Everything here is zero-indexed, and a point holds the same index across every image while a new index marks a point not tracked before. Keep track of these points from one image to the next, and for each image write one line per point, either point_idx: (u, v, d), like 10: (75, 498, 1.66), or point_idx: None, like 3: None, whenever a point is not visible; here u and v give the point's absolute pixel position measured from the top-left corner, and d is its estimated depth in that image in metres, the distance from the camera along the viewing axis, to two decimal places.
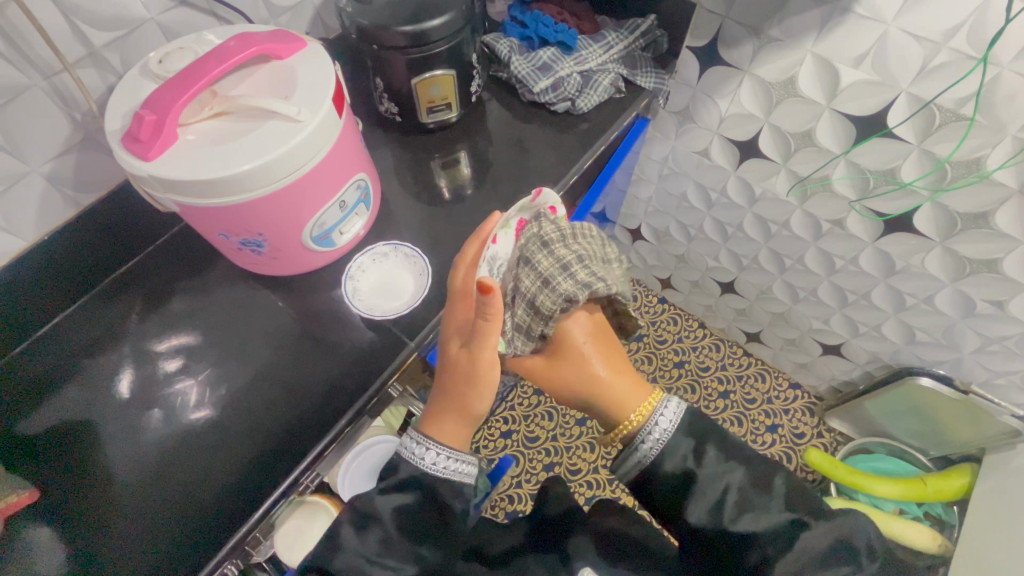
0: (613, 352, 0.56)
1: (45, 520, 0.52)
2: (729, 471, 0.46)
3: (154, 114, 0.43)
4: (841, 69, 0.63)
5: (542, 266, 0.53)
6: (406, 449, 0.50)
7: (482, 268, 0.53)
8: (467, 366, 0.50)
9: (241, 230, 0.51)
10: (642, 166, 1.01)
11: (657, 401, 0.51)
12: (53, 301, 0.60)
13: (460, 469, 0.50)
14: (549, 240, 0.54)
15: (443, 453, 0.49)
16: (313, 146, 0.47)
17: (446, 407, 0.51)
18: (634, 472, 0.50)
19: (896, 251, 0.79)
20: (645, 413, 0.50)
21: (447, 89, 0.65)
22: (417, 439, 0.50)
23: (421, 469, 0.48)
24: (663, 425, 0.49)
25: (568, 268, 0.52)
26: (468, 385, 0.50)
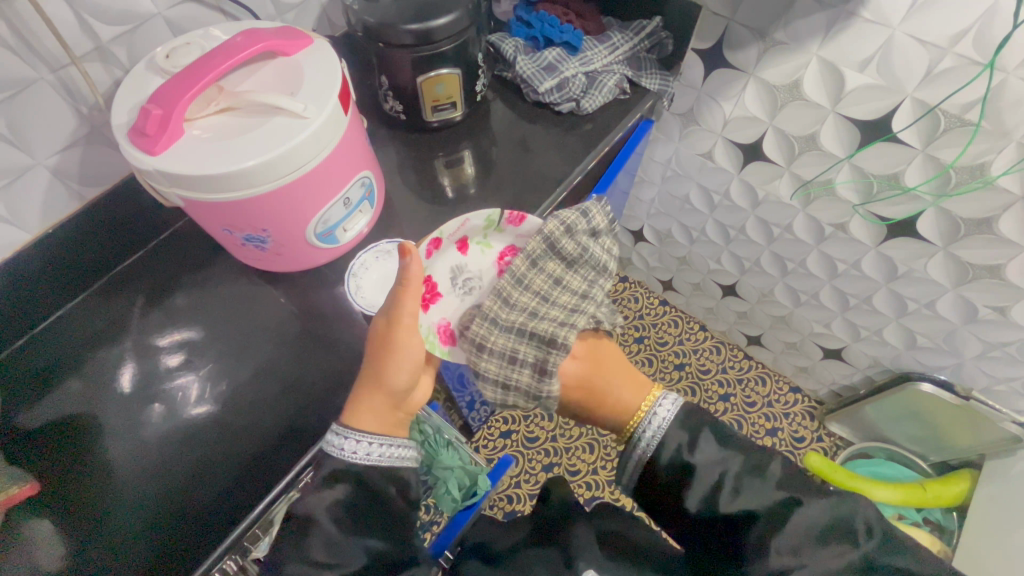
0: (614, 371, 0.57)
1: (45, 512, 0.52)
2: (726, 459, 0.47)
3: (161, 109, 0.44)
4: (847, 74, 0.63)
5: (493, 373, 0.53)
6: (329, 446, 0.48)
7: (433, 265, 0.57)
8: (386, 338, 0.50)
9: (246, 226, 0.51)
10: (645, 168, 1.01)
11: (653, 399, 0.53)
12: (56, 293, 0.61)
13: (382, 454, 0.49)
14: (483, 340, 0.53)
15: (365, 441, 0.48)
16: (318, 142, 0.47)
17: (362, 395, 0.50)
18: (639, 470, 0.51)
19: (899, 256, 0.79)
20: (641, 413, 0.52)
21: (452, 88, 0.65)
22: (336, 431, 0.48)
23: (348, 460, 0.47)
24: (657, 418, 0.51)
25: (524, 334, 0.54)
26: (385, 358, 0.50)
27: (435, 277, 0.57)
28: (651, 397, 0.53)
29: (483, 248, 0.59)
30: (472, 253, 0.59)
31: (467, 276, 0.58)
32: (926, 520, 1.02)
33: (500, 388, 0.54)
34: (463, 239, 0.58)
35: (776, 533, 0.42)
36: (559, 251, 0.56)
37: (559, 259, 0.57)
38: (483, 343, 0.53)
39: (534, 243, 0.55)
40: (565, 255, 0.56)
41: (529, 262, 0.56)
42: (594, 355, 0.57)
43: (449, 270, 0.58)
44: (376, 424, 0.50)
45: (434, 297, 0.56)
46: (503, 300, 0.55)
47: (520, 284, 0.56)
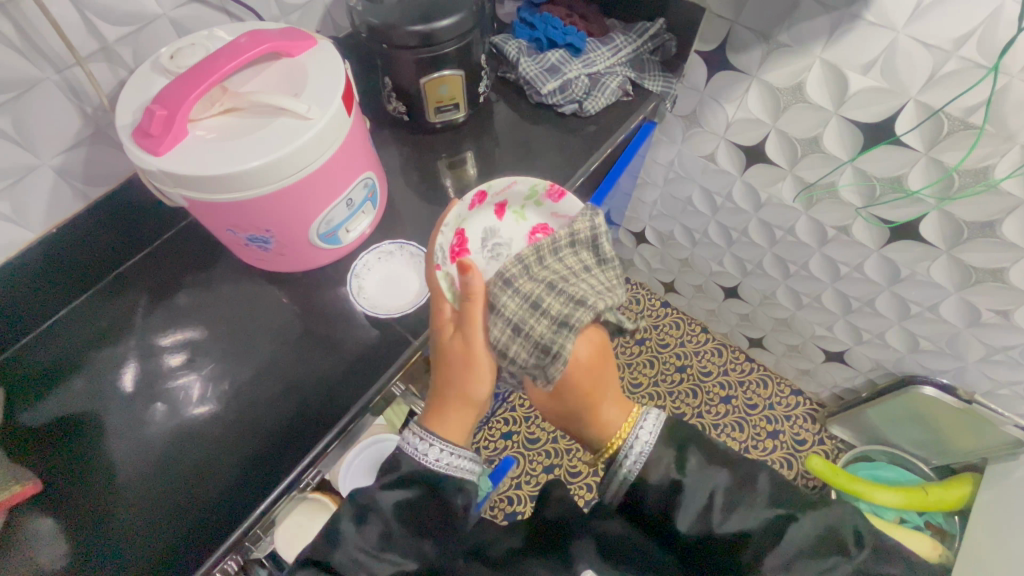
0: (609, 382, 0.54)
1: (48, 511, 0.52)
2: (711, 476, 0.46)
3: (165, 109, 0.44)
4: (850, 76, 0.63)
5: (496, 339, 0.51)
6: (403, 447, 0.50)
7: (469, 219, 0.59)
8: (463, 350, 0.52)
9: (249, 227, 0.51)
10: (647, 169, 1.01)
11: (636, 416, 0.51)
12: (59, 292, 0.61)
13: (460, 466, 0.49)
14: (497, 298, 0.52)
15: (443, 449, 0.49)
16: (321, 144, 0.47)
17: (446, 403, 0.52)
18: (623, 489, 0.50)
19: (901, 259, 0.79)
20: (624, 431, 0.50)
21: (455, 89, 0.65)
22: (414, 432, 0.50)
23: (425, 466, 0.48)
24: (642, 437, 0.49)
25: (524, 328, 0.51)
26: (464, 371, 0.52)
27: (468, 234, 0.59)
28: (634, 414, 0.52)
29: (520, 219, 0.62)
30: (508, 219, 0.62)
31: (499, 238, 0.60)
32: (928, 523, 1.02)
33: (496, 356, 0.51)
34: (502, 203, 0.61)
35: (777, 534, 0.42)
36: (596, 249, 0.57)
37: (592, 255, 0.57)
38: (500, 294, 0.52)
39: (561, 233, 0.56)
40: (600, 251, 0.56)
41: (559, 244, 0.56)
42: (600, 355, 0.54)
43: (483, 232, 0.60)
44: (456, 434, 0.51)
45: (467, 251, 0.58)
46: (525, 270, 0.54)
47: (527, 274, 0.54)
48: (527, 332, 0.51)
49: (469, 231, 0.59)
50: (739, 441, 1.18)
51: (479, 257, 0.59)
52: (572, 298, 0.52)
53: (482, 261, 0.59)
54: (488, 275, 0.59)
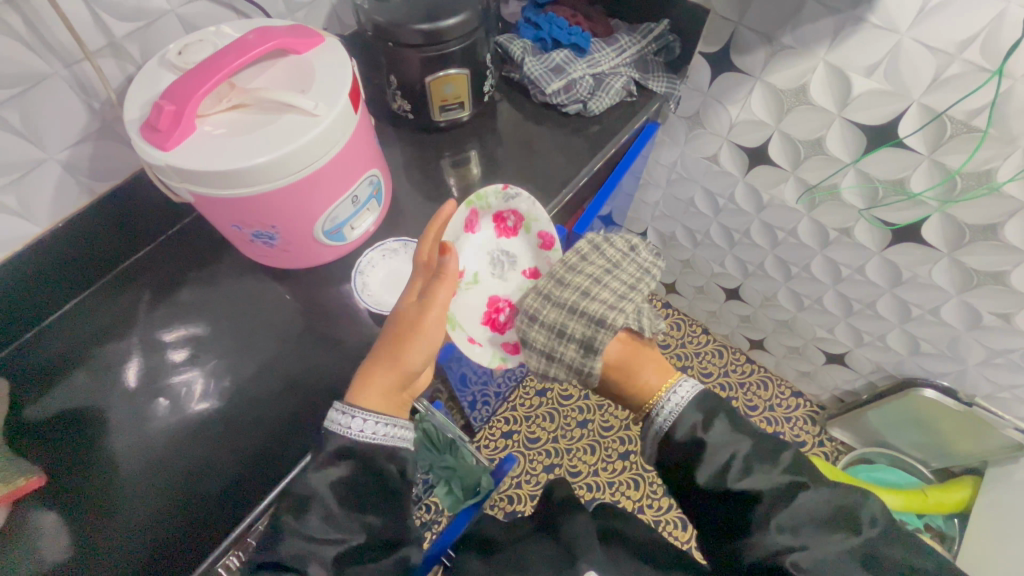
0: (653, 360, 0.54)
1: (52, 504, 0.52)
2: (738, 439, 0.47)
3: (173, 104, 0.44)
4: (854, 78, 0.64)
5: (540, 344, 0.54)
6: (332, 419, 0.48)
7: (503, 241, 0.62)
8: (410, 319, 0.51)
9: (255, 222, 0.51)
10: (650, 170, 1.02)
11: (672, 383, 0.52)
12: (64, 287, 0.61)
13: (384, 435, 0.48)
14: (535, 312, 0.55)
15: (369, 420, 0.47)
16: (328, 140, 0.47)
17: (378, 369, 0.50)
18: (654, 446, 0.50)
19: (903, 262, 0.79)
20: (661, 393, 0.51)
21: (460, 88, 0.66)
22: (342, 408, 0.48)
23: (350, 437, 0.46)
24: (677, 396, 0.50)
25: (566, 331, 0.53)
26: (409, 338, 0.51)
27: (508, 238, 0.62)
28: (671, 379, 0.52)
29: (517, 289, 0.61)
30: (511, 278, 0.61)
31: (495, 267, 0.61)
32: (928, 526, 1.02)
33: (545, 360, 0.54)
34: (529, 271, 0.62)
35: (777, 531, 0.42)
36: (602, 253, 0.58)
37: (604, 260, 0.57)
38: (527, 326, 0.55)
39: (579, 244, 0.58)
40: (608, 257, 0.58)
41: (572, 261, 0.57)
42: (639, 346, 0.55)
43: (505, 243, 0.61)
44: (380, 401, 0.50)
45: (477, 224, 0.60)
46: (546, 297, 0.55)
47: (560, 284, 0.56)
48: (568, 335, 0.53)
49: (510, 240, 0.62)
50: None
51: (484, 251, 0.61)
52: (604, 300, 0.53)
53: (475, 240, 0.60)
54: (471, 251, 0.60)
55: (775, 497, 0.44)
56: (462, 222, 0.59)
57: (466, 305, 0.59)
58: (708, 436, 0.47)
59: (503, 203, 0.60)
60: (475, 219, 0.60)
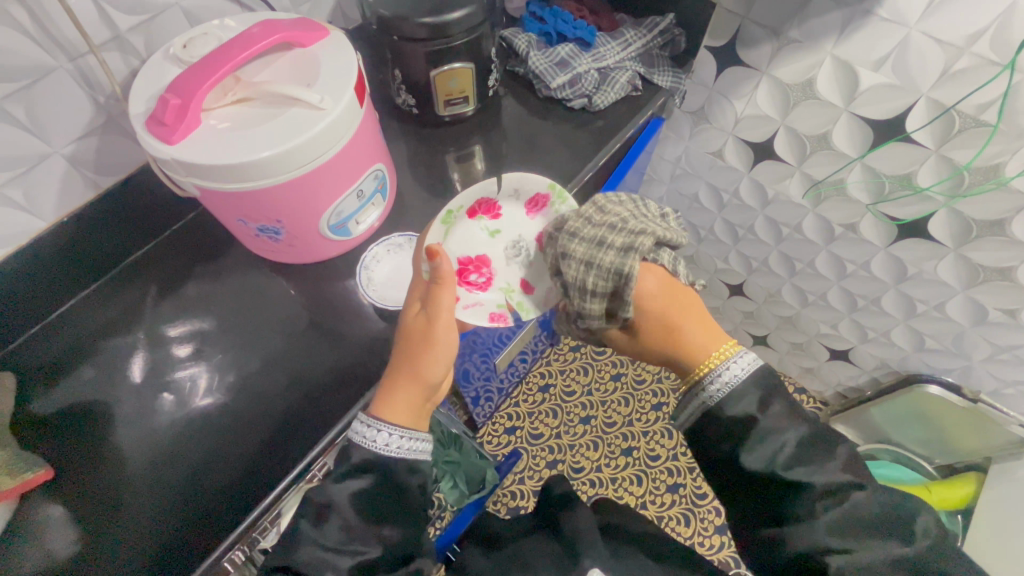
0: (690, 307, 0.54)
1: (59, 497, 0.52)
2: (788, 427, 0.46)
3: (179, 98, 0.44)
4: (861, 73, 0.63)
5: (573, 277, 0.52)
6: (357, 432, 0.49)
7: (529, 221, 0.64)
8: (423, 335, 0.51)
9: (260, 217, 0.51)
10: (654, 166, 1.01)
11: (729, 352, 0.51)
12: (70, 282, 0.61)
13: (411, 448, 0.49)
14: (564, 248, 0.54)
15: (393, 434, 0.48)
16: (333, 135, 0.47)
17: (398, 383, 0.51)
18: (693, 417, 0.51)
19: (909, 257, 0.79)
20: (713, 361, 0.51)
21: (465, 82, 0.65)
22: (368, 420, 0.49)
23: (374, 451, 0.48)
24: (729, 373, 0.49)
25: (594, 262, 0.51)
26: (421, 351, 0.50)
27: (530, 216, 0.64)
28: (727, 347, 0.52)
29: (504, 283, 0.62)
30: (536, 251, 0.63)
31: (508, 250, 0.63)
32: None
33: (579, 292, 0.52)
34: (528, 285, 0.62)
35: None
36: (639, 206, 0.58)
37: (637, 210, 0.57)
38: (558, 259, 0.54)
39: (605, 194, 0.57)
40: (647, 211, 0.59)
41: (610, 201, 0.57)
42: (670, 286, 0.54)
43: (529, 234, 0.63)
44: (408, 416, 0.50)
45: (539, 210, 0.64)
46: (577, 229, 0.54)
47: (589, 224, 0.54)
48: (597, 265, 0.51)
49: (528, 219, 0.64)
50: None
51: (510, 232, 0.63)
52: (619, 246, 0.51)
53: (520, 217, 0.64)
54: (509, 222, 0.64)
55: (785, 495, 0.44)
56: (531, 194, 0.63)
57: (472, 237, 0.62)
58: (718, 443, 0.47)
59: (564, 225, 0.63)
60: (543, 206, 0.63)
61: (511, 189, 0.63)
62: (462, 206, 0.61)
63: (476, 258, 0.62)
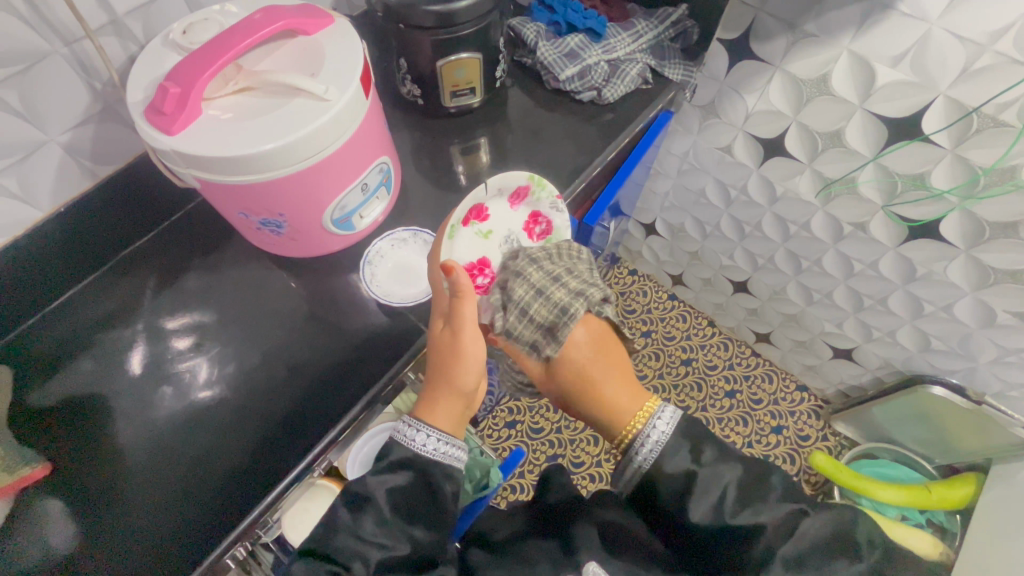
0: (616, 362, 0.55)
1: (56, 492, 0.52)
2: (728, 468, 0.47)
3: (179, 87, 0.42)
4: (878, 68, 0.62)
5: (534, 279, 0.56)
6: (400, 433, 0.49)
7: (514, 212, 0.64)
8: (449, 347, 0.50)
9: (262, 210, 0.50)
10: (661, 159, 1.00)
11: (651, 410, 0.51)
12: (65, 273, 0.59)
13: (455, 453, 0.49)
14: (532, 261, 0.57)
15: (439, 439, 0.48)
16: (339, 126, 0.46)
17: (437, 391, 0.50)
18: (631, 481, 0.50)
19: (918, 258, 0.78)
20: (638, 424, 0.50)
21: (472, 72, 0.64)
22: (408, 421, 0.49)
23: (415, 451, 0.48)
24: (655, 436, 0.49)
25: (547, 291, 0.55)
26: (451, 362, 0.49)
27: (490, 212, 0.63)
28: (648, 408, 0.52)
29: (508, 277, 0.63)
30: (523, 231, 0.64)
31: (503, 243, 0.63)
32: (929, 522, 1.02)
33: (531, 291, 0.55)
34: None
35: (770, 527, 0.44)
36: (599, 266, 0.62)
37: (597, 268, 0.61)
38: (525, 266, 0.57)
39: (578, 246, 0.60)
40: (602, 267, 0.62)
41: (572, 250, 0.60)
42: (601, 340, 0.55)
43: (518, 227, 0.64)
44: (449, 423, 0.50)
45: (520, 202, 0.64)
46: (537, 261, 0.57)
47: (539, 263, 0.57)
48: (546, 296, 0.54)
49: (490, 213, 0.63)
50: (743, 436, 1.17)
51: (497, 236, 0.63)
52: (571, 288, 0.55)
53: (505, 212, 0.64)
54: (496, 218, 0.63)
55: (780, 509, 0.45)
56: (512, 188, 0.63)
57: (469, 244, 0.60)
58: (707, 449, 0.48)
59: (548, 210, 0.63)
60: (525, 196, 0.63)
61: (495, 187, 0.61)
62: (459, 217, 0.58)
63: (477, 261, 0.61)
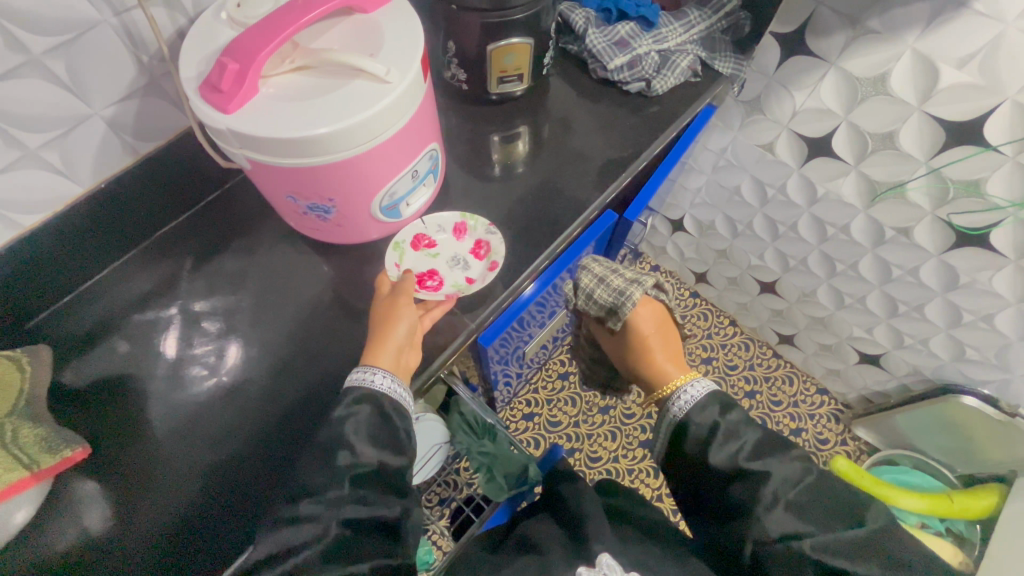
0: (671, 339, 0.66)
1: (94, 475, 0.51)
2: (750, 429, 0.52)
3: (237, 63, 0.41)
4: (943, 70, 0.60)
5: (596, 271, 0.68)
6: (352, 380, 0.49)
7: (469, 242, 0.62)
8: (386, 305, 0.53)
9: (312, 195, 0.48)
10: (696, 155, 0.98)
11: (685, 382, 0.58)
12: (100, 252, 0.58)
13: (401, 394, 0.50)
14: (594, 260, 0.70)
15: (391, 378, 0.49)
16: (399, 109, 0.44)
17: (371, 340, 0.51)
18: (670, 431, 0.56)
19: (963, 266, 0.76)
20: (675, 386, 0.58)
21: (522, 58, 0.61)
22: (360, 368, 0.49)
23: (373, 390, 0.48)
24: (692, 392, 0.56)
25: (618, 271, 0.68)
26: (388, 312, 0.52)
27: (439, 244, 0.61)
28: (681, 383, 0.58)
29: (453, 286, 0.59)
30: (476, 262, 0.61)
31: (451, 263, 0.61)
32: (949, 529, 1.01)
33: (595, 280, 0.67)
34: (474, 280, 0.59)
35: (789, 505, 0.47)
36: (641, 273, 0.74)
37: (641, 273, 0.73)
38: (588, 265, 0.69)
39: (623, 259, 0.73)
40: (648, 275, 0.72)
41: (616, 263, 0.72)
42: (659, 318, 0.66)
43: (467, 252, 0.61)
44: (390, 361, 0.50)
45: (468, 234, 0.62)
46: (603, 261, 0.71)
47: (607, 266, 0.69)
48: (608, 282, 0.66)
49: (440, 248, 0.61)
50: None
51: (449, 264, 0.61)
52: (628, 277, 0.66)
53: (454, 245, 0.62)
54: (445, 250, 0.61)
55: (793, 465, 0.49)
56: (454, 223, 0.62)
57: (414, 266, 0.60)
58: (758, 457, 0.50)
59: (490, 233, 0.61)
60: (470, 228, 0.62)
61: (438, 221, 0.62)
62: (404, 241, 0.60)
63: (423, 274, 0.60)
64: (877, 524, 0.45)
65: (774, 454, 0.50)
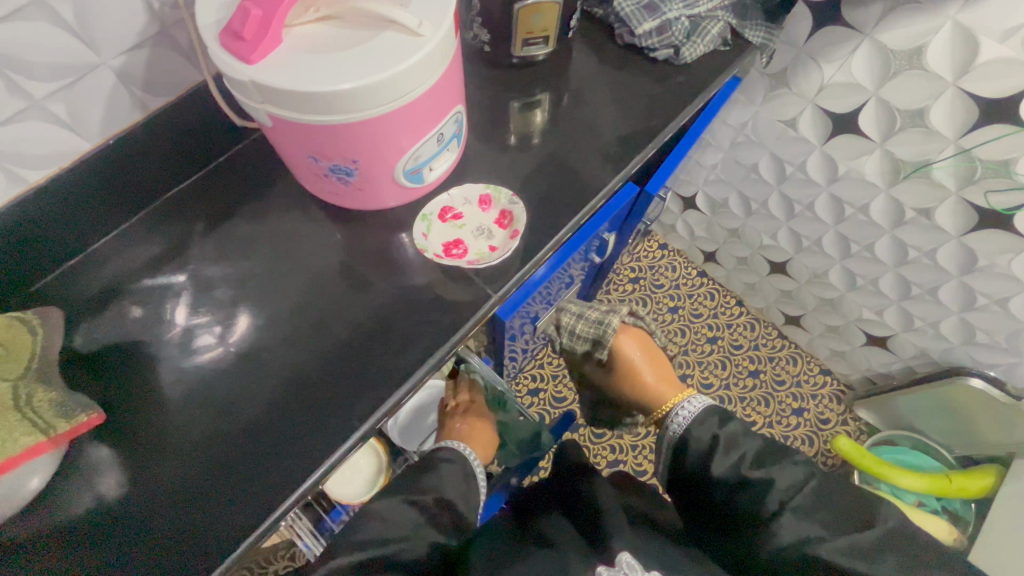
0: (658, 362, 0.73)
1: (108, 441, 0.50)
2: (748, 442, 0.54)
3: (261, 9, 0.38)
4: (984, 44, 0.58)
5: (574, 309, 0.76)
6: None
7: (494, 213, 0.61)
8: None
9: (335, 155, 0.46)
10: (714, 130, 0.96)
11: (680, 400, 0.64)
12: (107, 214, 0.56)
13: None
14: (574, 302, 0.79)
15: None
16: (431, 65, 0.42)
17: None
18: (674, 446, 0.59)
19: (983, 249, 0.75)
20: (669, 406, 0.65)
21: (549, 20, 0.59)
22: None
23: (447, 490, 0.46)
24: (688, 408, 0.60)
25: (595, 309, 0.76)
26: None
27: (465, 216, 0.61)
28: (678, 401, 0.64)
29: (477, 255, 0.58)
30: (499, 232, 0.60)
31: (475, 233, 0.60)
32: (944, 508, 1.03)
33: (575, 317, 0.75)
34: (496, 249, 0.58)
35: (794, 508, 0.48)
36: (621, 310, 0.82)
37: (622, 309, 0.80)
38: (569, 306, 0.77)
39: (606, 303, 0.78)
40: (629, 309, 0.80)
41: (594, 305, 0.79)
42: (642, 345, 0.74)
43: (491, 224, 0.60)
44: None
45: (492, 205, 0.61)
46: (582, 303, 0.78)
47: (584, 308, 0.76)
48: (586, 317, 0.74)
49: (466, 220, 0.61)
50: (764, 416, 1.18)
51: (473, 234, 0.60)
52: (604, 309, 0.75)
53: (479, 217, 0.61)
54: (470, 221, 0.60)
55: (798, 473, 0.50)
56: (479, 195, 0.61)
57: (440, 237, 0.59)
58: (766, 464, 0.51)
59: (513, 206, 0.60)
60: (494, 200, 0.61)
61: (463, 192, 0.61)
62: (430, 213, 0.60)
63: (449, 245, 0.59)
64: (886, 524, 0.46)
65: (772, 463, 0.51)
